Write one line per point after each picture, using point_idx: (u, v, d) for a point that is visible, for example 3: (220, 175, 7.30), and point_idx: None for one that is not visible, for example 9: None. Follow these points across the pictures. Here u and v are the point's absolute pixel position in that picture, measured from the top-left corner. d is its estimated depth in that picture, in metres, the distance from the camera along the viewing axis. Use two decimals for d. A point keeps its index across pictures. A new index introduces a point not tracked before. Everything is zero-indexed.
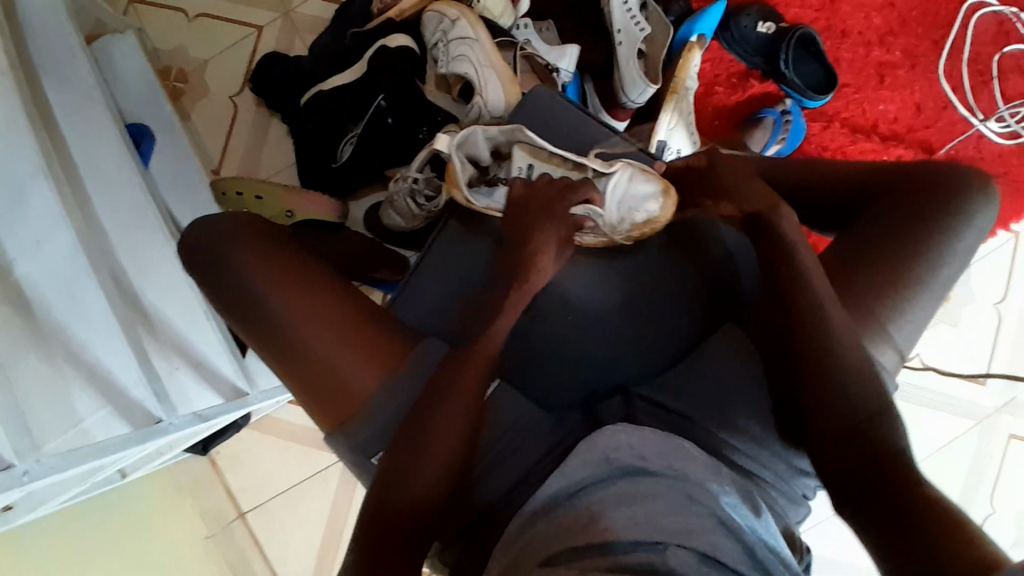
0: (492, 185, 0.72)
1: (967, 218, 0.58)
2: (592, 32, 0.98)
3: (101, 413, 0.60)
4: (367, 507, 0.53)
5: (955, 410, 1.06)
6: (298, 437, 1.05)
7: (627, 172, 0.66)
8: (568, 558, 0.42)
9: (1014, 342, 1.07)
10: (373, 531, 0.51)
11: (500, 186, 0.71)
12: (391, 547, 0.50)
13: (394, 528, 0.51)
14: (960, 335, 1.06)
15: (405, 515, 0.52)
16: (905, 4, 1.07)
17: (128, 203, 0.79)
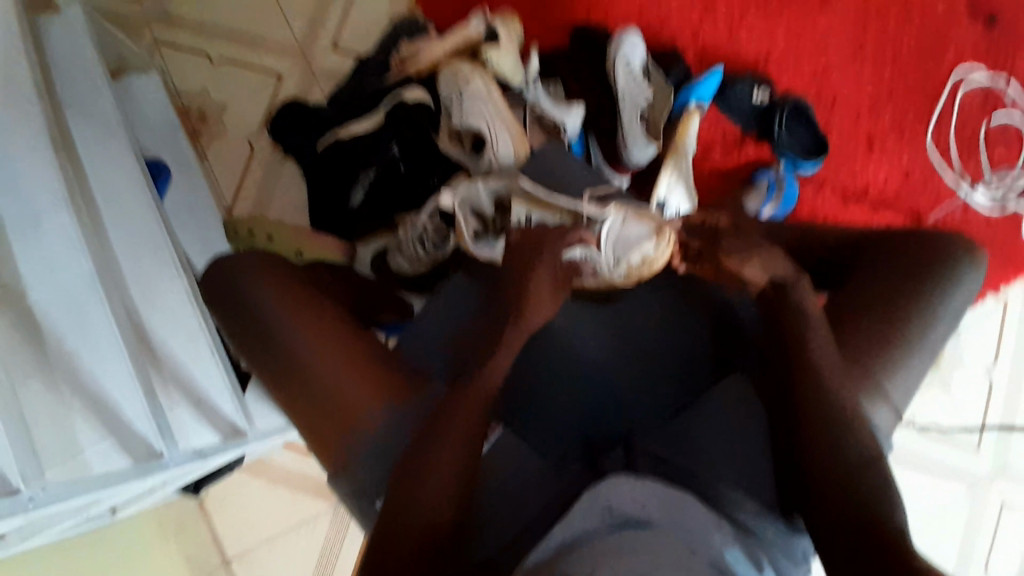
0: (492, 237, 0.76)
1: (955, 283, 0.61)
2: (597, 93, 1.04)
3: (103, 444, 0.60)
4: (368, 550, 0.53)
5: (946, 471, 1.07)
6: (288, 482, 1.03)
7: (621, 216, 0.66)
8: None
9: (1005, 406, 1.08)
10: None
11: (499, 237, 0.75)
12: None
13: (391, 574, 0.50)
14: (950, 398, 1.08)
15: (404, 560, 0.50)
16: (893, 76, 1.13)
17: (143, 237, 0.81)
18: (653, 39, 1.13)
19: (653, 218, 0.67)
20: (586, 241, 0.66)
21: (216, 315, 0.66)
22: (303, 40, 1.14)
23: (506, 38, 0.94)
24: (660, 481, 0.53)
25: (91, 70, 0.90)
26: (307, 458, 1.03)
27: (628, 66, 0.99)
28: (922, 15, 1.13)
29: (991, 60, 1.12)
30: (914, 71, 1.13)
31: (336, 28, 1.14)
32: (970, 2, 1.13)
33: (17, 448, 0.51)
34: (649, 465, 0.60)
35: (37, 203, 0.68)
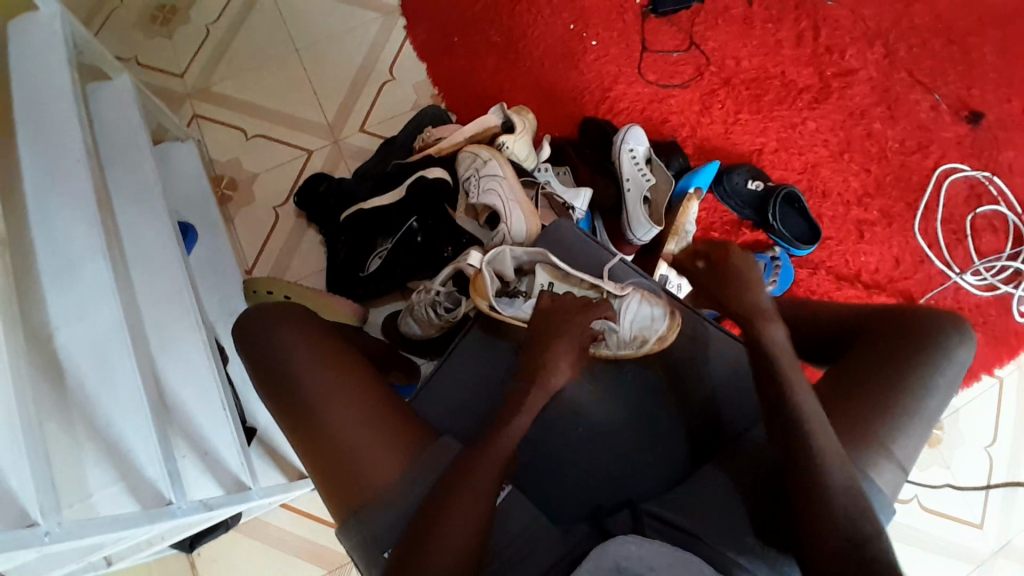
0: (511, 296, 0.79)
1: (947, 357, 0.64)
2: (602, 176, 1.12)
3: (111, 490, 0.60)
4: None
5: (952, 554, 1.06)
6: (282, 544, 1.03)
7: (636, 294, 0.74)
8: None
9: (1006, 487, 1.08)
10: None
11: (520, 298, 0.78)
12: None
13: None
14: (950, 477, 1.08)
15: None
16: (880, 170, 1.21)
17: (168, 292, 0.85)
18: (654, 130, 1.23)
19: (664, 300, 0.75)
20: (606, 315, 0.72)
21: (247, 365, 0.70)
22: (335, 122, 1.25)
23: (520, 127, 1.04)
24: (667, 543, 0.54)
25: (137, 136, 0.97)
26: (306, 520, 1.04)
27: (632, 154, 1.07)
28: (903, 117, 1.24)
29: (972, 156, 1.22)
30: (898, 166, 1.21)
31: (366, 112, 1.25)
32: (947, 107, 1.24)
33: (40, 481, 0.49)
34: (656, 529, 0.60)
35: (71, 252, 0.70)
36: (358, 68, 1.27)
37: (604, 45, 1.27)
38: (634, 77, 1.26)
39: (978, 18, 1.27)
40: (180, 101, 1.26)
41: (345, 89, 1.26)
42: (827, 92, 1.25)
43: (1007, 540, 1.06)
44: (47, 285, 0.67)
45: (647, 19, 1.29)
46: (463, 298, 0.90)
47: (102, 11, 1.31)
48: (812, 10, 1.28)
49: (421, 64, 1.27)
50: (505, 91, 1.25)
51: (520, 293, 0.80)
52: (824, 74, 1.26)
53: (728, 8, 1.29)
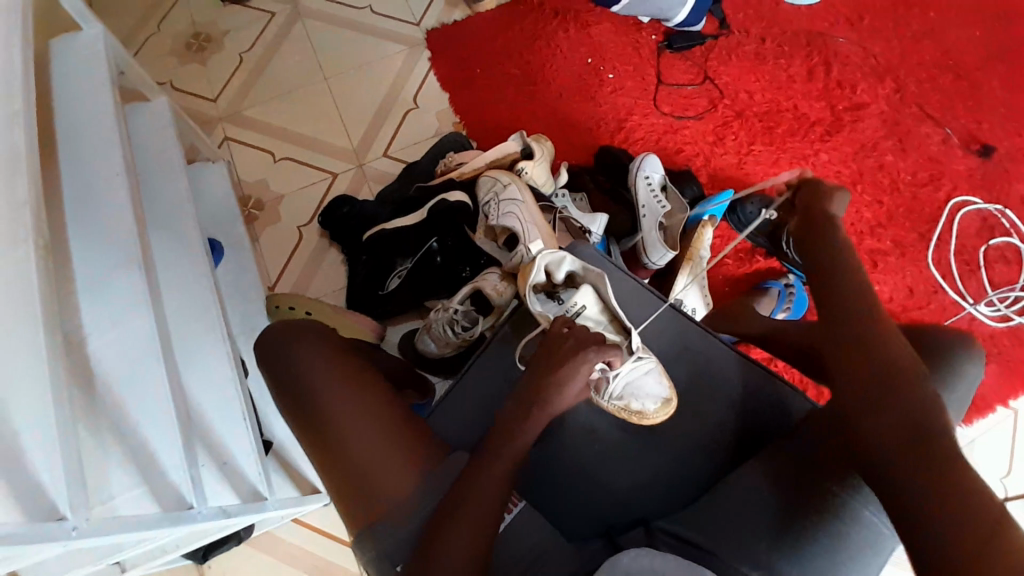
0: (549, 296, 0.80)
1: (955, 376, 0.64)
2: (617, 202, 1.15)
3: (134, 491, 0.64)
4: None
5: None
6: (292, 559, 1.03)
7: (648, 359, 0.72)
8: None
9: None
10: None
11: (554, 302, 0.79)
12: None
13: None
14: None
15: None
16: (892, 201, 1.23)
17: (196, 304, 0.88)
18: (669, 160, 1.26)
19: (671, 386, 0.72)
20: (611, 359, 0.68)
21: (265, 376, 0.72)
22: (360, 146, 1.29)
23: (539, 153, 1.07)
24: (678, 559, 0.54)
25: (171, 155, 1.02)
26: (317, 534, 1.04)
27: (648, 180, 1.10)
28: (915, 150, 1.25)
29: (984, 188, 1.23)
30: (910, 198, 1.23)
31: (389, 138, 1.30)
32: (958, 141, 1.26)
33: (71, 477, 0.51)
34: (670, 544, 0.61)
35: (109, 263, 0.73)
36: (383, 96, 1.33)
37: (620, 78, 1.32)
38: (649, 109, 1.30)
39: (988, 56, 1.30)
40: (212, 125, 1.32)
41: (370, 116, 1.32)
42: (838, 126, 1.28)
43: None
44: (83, 295, 0.71)
45: (662, 54, 1.33)
46: (480, 317, 0.93)
47: (144, 41, 1.39)
48: (823, 48, 1.32)
49: (443, 93, 1.32)
50: (523, 119, 1.29)
51: (557, 298, 0.79)
52: (835, 108, 1.29)
53: (741, 44, 1.33)
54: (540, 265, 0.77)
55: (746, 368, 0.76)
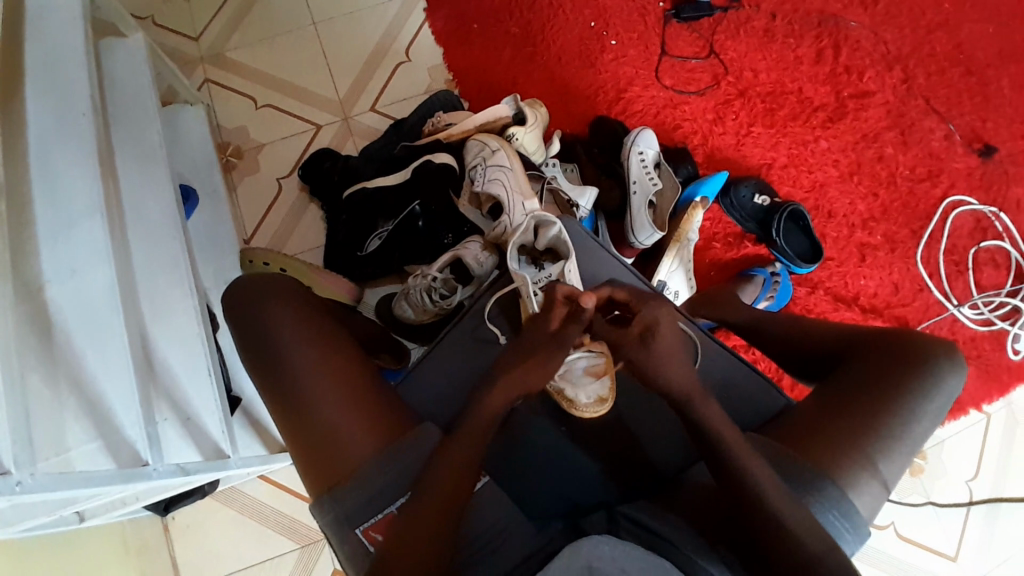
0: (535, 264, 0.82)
1: (935, 384, 0.64)
2: (609, 177, 1.11)
3: (91, 446, 0.59)
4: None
5: None
6: (260, 515, 1.03)
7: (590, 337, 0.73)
8: None
9: (983, 519, 1.09)
10: None
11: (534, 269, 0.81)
12: None
13: None
14: (929, 502, 1.08)
15: None
16: (886, 196, 1.21)
17: (166, 257, 0.83)
18: (665, 136, 1.22)
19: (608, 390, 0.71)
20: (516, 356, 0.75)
21: (237, 337, 0.70)
22: (347, 98, 1.24)
23: (531, 119, 1.03)
24: (639, 546, 0.55)
25: (145, 97, 0.95)
26: (283, 492, 1.04)
27: (641, 156, 1.05)
28: (915, 145, 1.23)
29: (980, 189, 1.21)
30: (906, 194, 1.21)
31: (377, 92, 1.24)
32: (960, 138, 1.23)
33: (16, 432, 0.48)
34: (631, 531, 0.62)
35: (75, 212, 0.69)
36: (374, 47, 1.26)
37: (623, 45, 1.26)
38: (650, 81, 1.25)
39: (999, 53, 1.26)
40: (193, 65, 1.25)
41: (359, 67, 1.25)
42: (841, 112, 1.24)
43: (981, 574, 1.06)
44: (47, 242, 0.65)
45: (668, 23, 1.28)
46: (459, 286, 0.92)
47: None
48: (835, 30, 1.27)
49: (437, 48, 1.26)
50: (520, 83, 1.24)
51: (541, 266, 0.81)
52: (840, 94, 1.25)
53: (751, 20, 1.28)
54: (528, 225, 0.78)
55: (724, 356, 0.76)
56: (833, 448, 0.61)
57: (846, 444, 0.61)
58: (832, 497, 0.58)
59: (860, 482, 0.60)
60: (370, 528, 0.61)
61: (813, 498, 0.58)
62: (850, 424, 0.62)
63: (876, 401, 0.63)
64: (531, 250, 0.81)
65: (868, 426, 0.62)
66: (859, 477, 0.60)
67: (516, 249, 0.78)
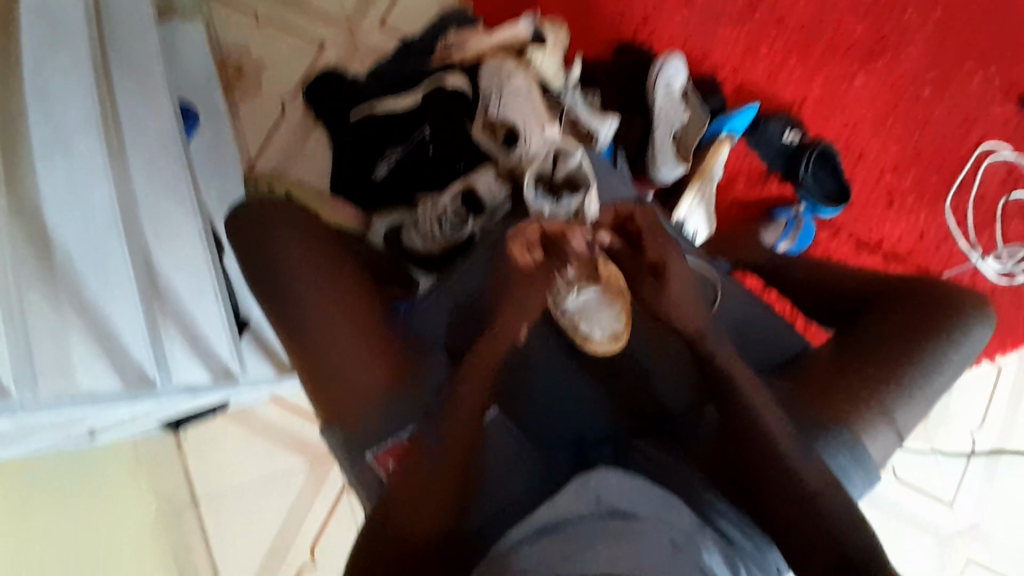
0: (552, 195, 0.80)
1: (962, 334, 0.62)
2: (630, 107, 1.05)
3: (97, 364, 0.60)
4: (379, 509, 0.56)
5: (918, 524, 1.09)
6: (270, 436, 1.05)
7: (604, 267, 0.67)
8: None
9: (983, 471, 1.10)
10: (388, 527, 0.54)
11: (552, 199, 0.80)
12: (411, 542, 0.54)
13: (402, 527, 0.54)
14: (933, 450, 1.09)
15: (412, 516, 0.55)
16: (920, 139, 1.14)
17: (158, 163, 0.76)
18: (692, 64, 1.14)
19: (620, 324, 0.69)
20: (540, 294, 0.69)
21: (243, 262, 0.69)
22: (353, 13, 1.15)
23: (551, 40, 0.97)
24: (646, 479, 0.55)
25: None
26: (293, 415, 1.06)
27: (667, 85, 0.99)
28: (959, 83, 1.15)
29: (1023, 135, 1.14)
30: (939, 138, 1.14)
31: (385, 8, 1.16)
32: (1008, 78, 1.15)
33: None
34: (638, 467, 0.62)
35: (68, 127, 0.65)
36: None
37: None
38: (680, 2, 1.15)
39: None
40: None
41: None
42: (883, 45, 1.15)
43: (975, 520, 1.09)
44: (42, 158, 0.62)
45: None
46: (469, 217, 0.88)
47: None
48: None
49: None
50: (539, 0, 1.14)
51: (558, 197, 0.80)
52: (885, 24, 1.15)
53: None
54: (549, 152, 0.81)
55: (741, 295, 0.75)
56: (854, 394, 0.60)
57: (866, 390, 0.60)
58: (847, 442, 0.58)
59: (876, 428, 0.59)
60: (384, 453, 0.61)
61: (827, 440, 0.58)
62: (871, 372, 0.61)
63: (899, 350, 0.61)
64: (547, 181, 0.81)
65: (891, 373, 0.60)
66: (876, 422, 0.59)
67: (534, 177, 0.80)
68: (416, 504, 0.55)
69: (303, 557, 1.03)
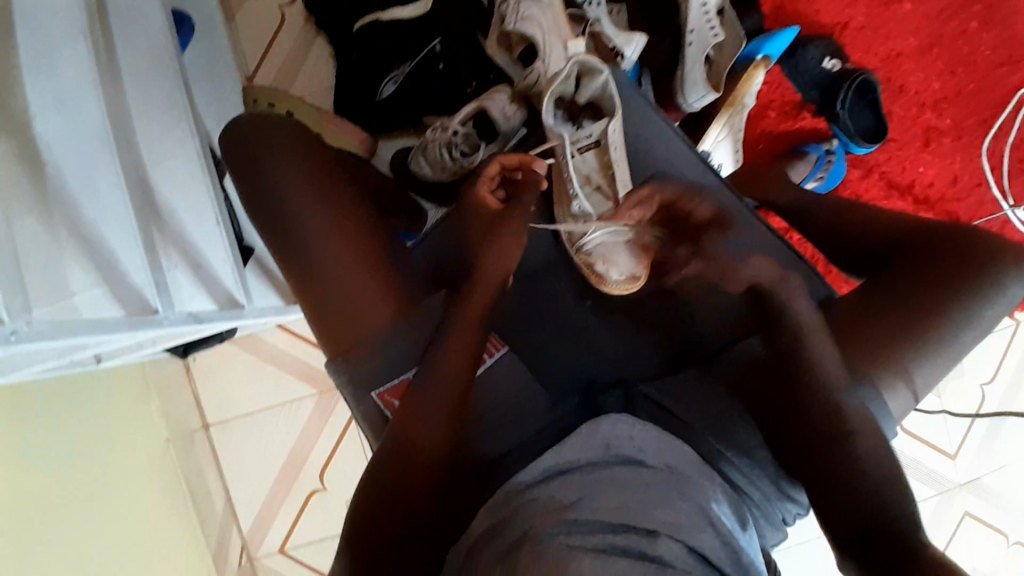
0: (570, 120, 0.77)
1: (995, 291, 0.60)
2: (659, 27, 0.96)
3: (95, 292, 0.56)
4: (389, 438, 0.55)
5: (921, 478, 1.09)
6: (279, 363, 1.06)
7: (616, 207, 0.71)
8: (568, 526, 0.45)
9: (985, 431, 1.10)
10: (398, 454, 0.54)
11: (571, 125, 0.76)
12: (423, 480, 0.53)
13: (413, 458, 0.53)
14: (943, 409, 1.09)
15: (424, 449, 0.54)
16: (964, 75, 1.05)
17: (149, 78, 0.72)
18: None
19: (639, 270, 0.71)
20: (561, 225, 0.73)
21: (239, 184, 0.66)
22: None
23: None
24: (654, 426, 0.57)
25: None
26: (300, 343, 1.06)
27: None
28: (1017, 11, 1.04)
29: None
30: (985, 75, 1.05)
31: None
32: None
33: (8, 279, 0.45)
34: (650, 411, 0.62)
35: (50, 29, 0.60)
36: None
37: None
38: None
39: None
40: None
41: None
42: None
43: (977, 475, 1.09)
44: (25, 65, 0.57)
45: None
46: (480, 144, 0.84)
47: None
48: None
49: None
50: None
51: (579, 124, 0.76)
52: None
53: None
54: (573, 66, 0.72)
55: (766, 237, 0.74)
56: (874, 347, 0.60)
57: (886, 346, 0.60)
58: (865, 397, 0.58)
59: (895, 380, 0.59)
60: (387, 393, 0.61)
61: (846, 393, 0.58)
62: (894, 327, 0.60)
63: (927, 307, 0.60)
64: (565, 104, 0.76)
65: (914, 331, 0.60)
66: (894, 376, 0.59)
67: (554, 99, 0.73)
68: (423, 438, 0.54)
69: (313, 481, 1.06)
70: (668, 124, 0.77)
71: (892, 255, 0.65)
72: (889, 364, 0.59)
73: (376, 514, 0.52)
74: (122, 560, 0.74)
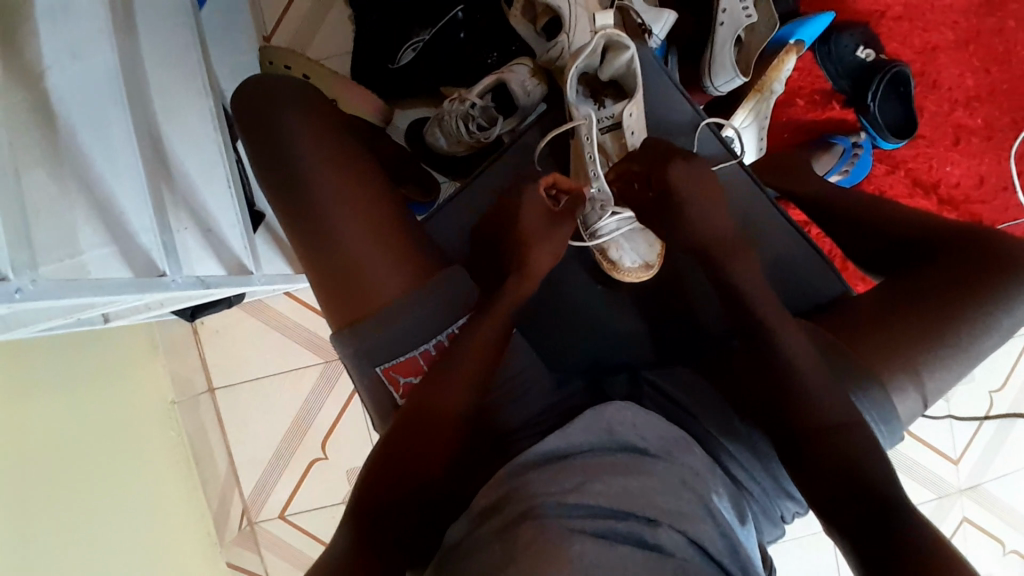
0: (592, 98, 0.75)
1: (1018, 298, 0.59)
2: (688, 7, 0.93)
3: (103, 251, 0.55)
4: (409, 402, 0.56)
5: (922, 481, 1.08)
6: (285, 330, 1.06)
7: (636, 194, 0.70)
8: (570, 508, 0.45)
9: (991, 437, 1.08)
10: (416, 418, 0.55)
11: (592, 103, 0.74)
12: (433, 444, 0.54)
13: (426, 424, 0.55)
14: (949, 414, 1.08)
15: (443, 415, 0.56)
16: (999, 74, 1.01)
17: (163, 32, 0.71)
18: None
19: (652, 258, 0.72)
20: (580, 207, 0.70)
21: (249, 143, 0.64)
22: None
23: None
24: (658, 416, 0.56)
25: None
26: (307, 311, 1.06)
27: None
28: None
29: None
30: (1021, 76, 1.01)
31: None
32: None
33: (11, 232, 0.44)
34: (655, 400, 0.62)
35: None
36: None
37: None
38: None
39: None
40: None
41: None
42: None
43: (979, 480, 1.08)
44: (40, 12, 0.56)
45: None
46: (498, 117, 0.82)
47: None
48: None
49: None
50: None
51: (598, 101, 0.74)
52: None
53: None
54: (597, 41, 0.68)
55: (782, 228, 0.73)
56: (888, 349, 0.59)
57: (903, 347, 0.58)
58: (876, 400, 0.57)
59: (908, 381, 0.58)
60: (392, 368, 0.60)
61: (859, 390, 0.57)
62: (913, 329, 0.59)
63: (946, 310, 0.59)
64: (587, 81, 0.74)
65: (932, 335, 0.59)
66: (909, 378, 0.58)
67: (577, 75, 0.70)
68: (447, 408, 0.56)
69: (315, 449, 1.07)
70: (686, 99, 0.77)
71: (916, 254, 0.63)
72: (903, 366, 0.58)
73: (378, 480, 0.53)
74: (122, 515, 0.75)
